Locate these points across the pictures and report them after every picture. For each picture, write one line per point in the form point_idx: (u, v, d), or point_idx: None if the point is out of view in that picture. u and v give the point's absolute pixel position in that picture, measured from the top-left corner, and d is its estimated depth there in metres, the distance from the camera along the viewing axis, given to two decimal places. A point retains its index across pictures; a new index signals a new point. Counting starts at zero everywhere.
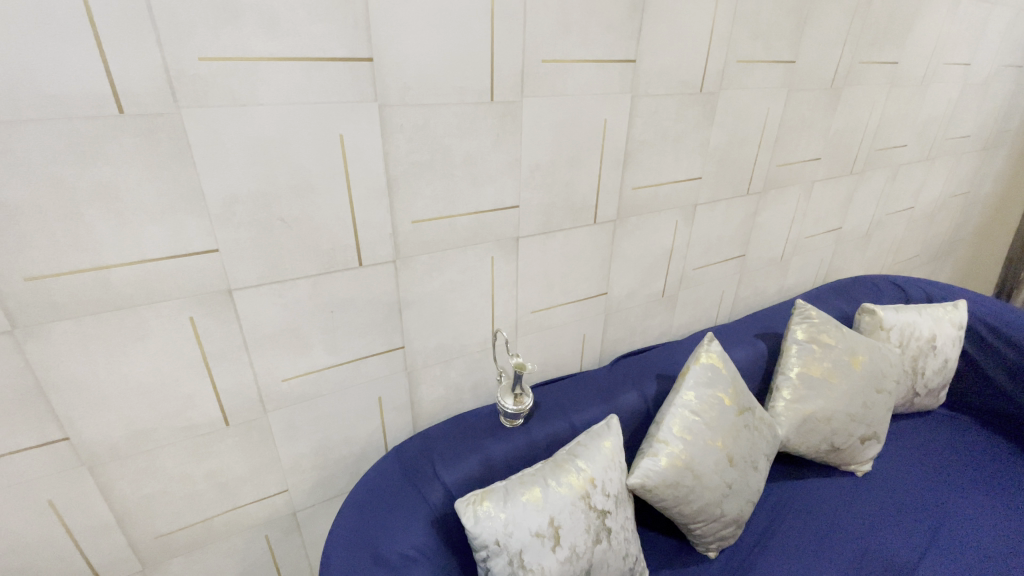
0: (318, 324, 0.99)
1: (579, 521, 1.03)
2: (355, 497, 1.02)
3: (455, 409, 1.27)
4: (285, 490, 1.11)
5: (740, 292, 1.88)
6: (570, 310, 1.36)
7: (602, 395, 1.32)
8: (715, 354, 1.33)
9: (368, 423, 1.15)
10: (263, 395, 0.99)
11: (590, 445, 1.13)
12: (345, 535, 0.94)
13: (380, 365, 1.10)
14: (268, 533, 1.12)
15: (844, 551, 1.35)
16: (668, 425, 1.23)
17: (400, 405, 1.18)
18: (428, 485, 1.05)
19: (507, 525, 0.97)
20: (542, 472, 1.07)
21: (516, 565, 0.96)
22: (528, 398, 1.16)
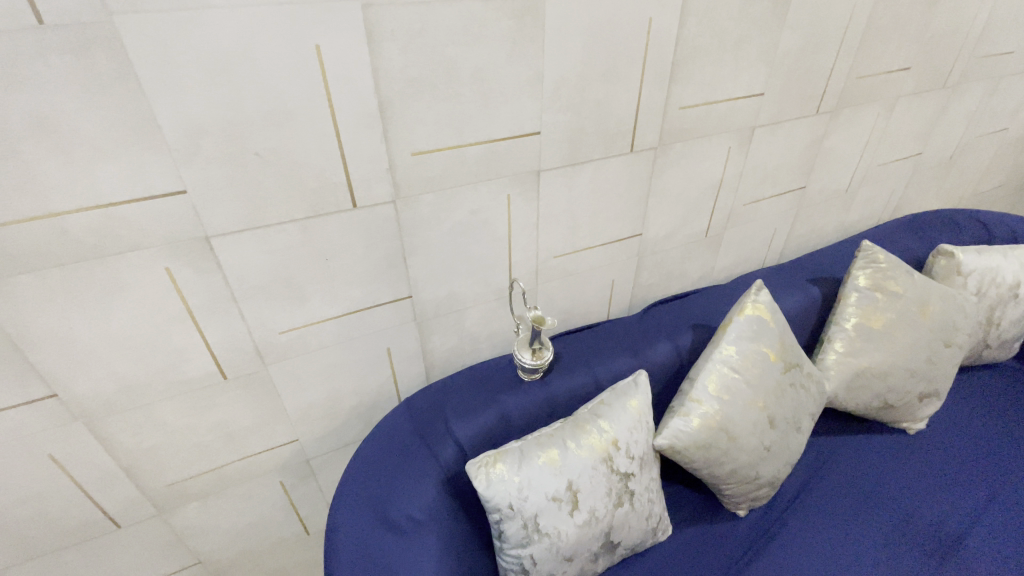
0: (312, 273, 0.89)
1: (600, 485, 0.95)
2: (363, 453, 0.97)
3: (471, 359, 1.19)
4: (295, 440, 1.07)
5: (795, 229, 1.66)
6: (598, 253, 1.21)
7: (631, 347, 1.20)
8: (762, 305, 1.18)
9: (377, 374, 1.08)
10: (260, 348, 0.91)
11: (615, 403, 1.04)
12: (352, 495, 0.90)
13: (387, 315, 1.01)
14: (283, 478, 1.12)
15: (885, 515, 1.26)
16: (703, 382, 1.11)
17: (412, 356, 1.10)
18: (439, 442, 0.99)
19: (522, 488, 0.90)
20: (561, 431, 0.98)
21: (531, 529, 0.90)
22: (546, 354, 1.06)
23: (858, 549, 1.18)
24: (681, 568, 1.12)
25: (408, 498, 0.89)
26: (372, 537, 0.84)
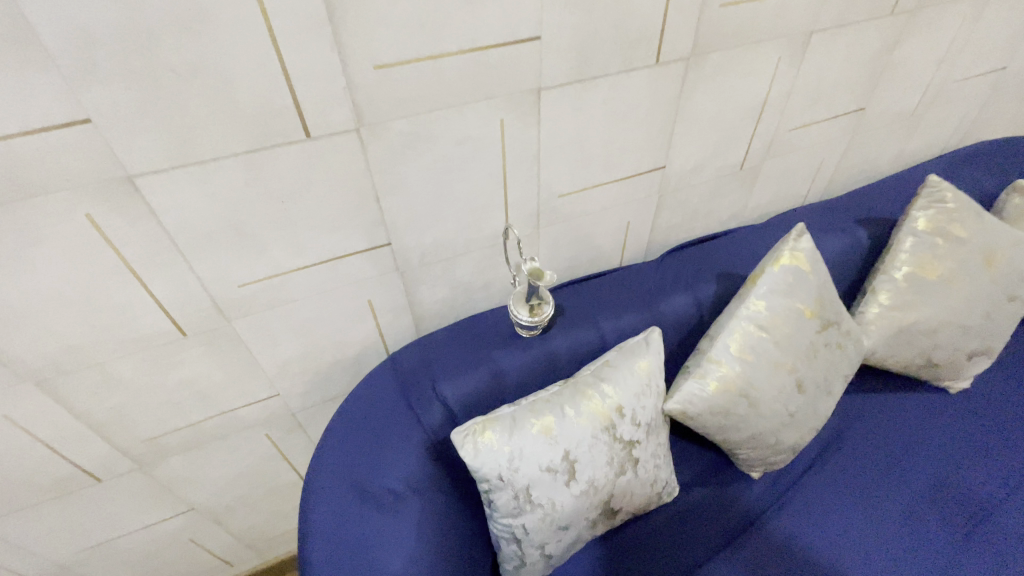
0: (268, 219, 0.76)
1: (600, 455, 0.86)
2: (341, 416, 0.89)
3: (465, 310, 1.07)
4: (276, 395, 1.00)
5: (845, 159, 1.44)
6: (612, 191, 1.04)
7: (644, 299, 1.06)
8: (802, 254, 1.01)
9: (359, 328, 0.98)
10: (218, 302, 0.81)
11: (620, 365, 0.92)
12: (328, 463, 0.83)
13: (364, 265, 0.88)
14: (269, 432, 1.07)
15: (912, 483, 1.16)
16: (724, 341, 0.98)
17: (397, 308, 0.99)
18: (423, 405, 0.90)
19: (512, 459, 0.82)
20: (558, 396, 0.88)
21: (523, 500, 0.83)
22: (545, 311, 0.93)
23: (879, 519, 1.10)
24: (684, 532, 1.07)
25: (389, 467, 0.82)
26: (349, 510, 0.77)
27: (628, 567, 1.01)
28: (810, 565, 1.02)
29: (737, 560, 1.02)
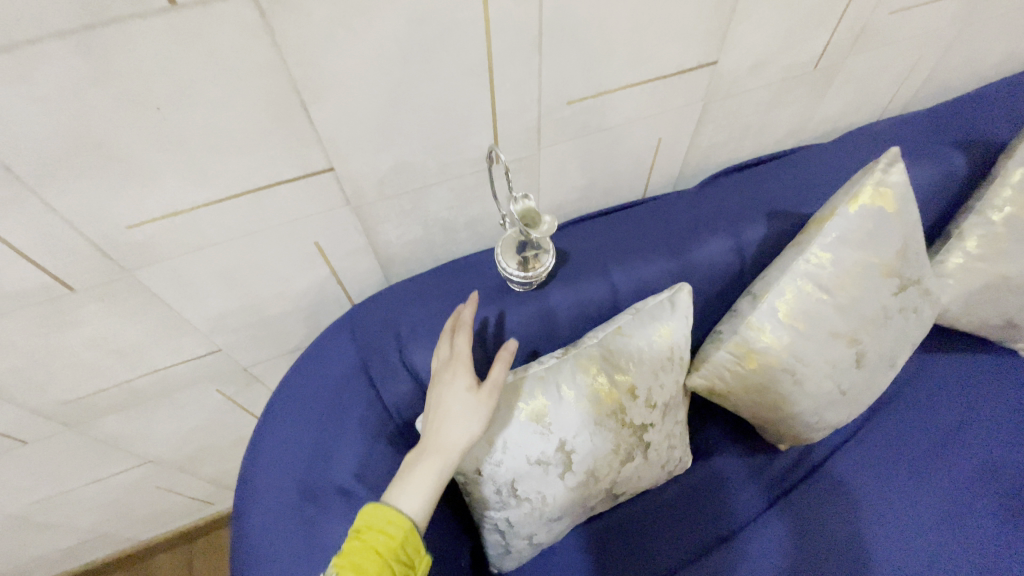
0: (145, 133, 0.53)
1: (603, 442, 0.70)
2: (284, 391, 0.72)
3: (446, 252, 0.86)
4: (218, 351, 0.84)
5: (944, 59, 1.11)
6: (639, 98, 0.77)
7: (672, 244, 0.83)
8: (887, 193, 0.77)
9: (310, 276, 0.78)
10: (103, 247, 0.61)
11: (637, 332, 0.72)
12: (266, 451, 0.67)
13: (301, 198, 0.67)
14: (220, 388, 0.92)
15: (968, 457, 0.99)
16: (772, 303, 0.77)
17: (356, 252, 0.78)
18: (387, 377, 0.73)
19: (494, 451, 0.65)
20: (556, 371, 0.69)
21: (506, 495, 0.68)
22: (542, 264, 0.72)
23: (925, 499, 0.94)
24: (695, 510, 0.94)
25: (340, 458, 0.65)
26: (289, 515, 0.61)
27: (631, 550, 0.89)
28: (840, 550, 0.88)
29: (753, 544, 0.89)
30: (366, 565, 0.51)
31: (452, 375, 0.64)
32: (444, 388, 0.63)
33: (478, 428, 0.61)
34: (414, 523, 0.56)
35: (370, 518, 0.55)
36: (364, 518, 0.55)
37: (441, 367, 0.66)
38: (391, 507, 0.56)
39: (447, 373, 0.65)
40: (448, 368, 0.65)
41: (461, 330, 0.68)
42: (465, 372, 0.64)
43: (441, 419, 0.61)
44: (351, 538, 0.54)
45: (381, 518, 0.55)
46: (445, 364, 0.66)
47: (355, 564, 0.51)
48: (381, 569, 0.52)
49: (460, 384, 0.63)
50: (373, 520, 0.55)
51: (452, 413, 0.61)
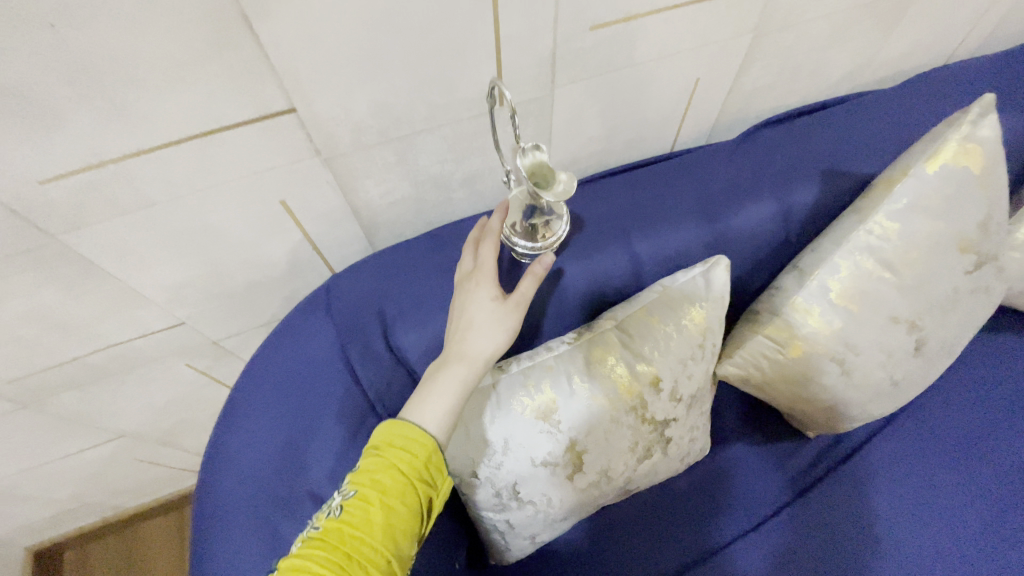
0: (39, 56, 0.41)
1: (620, 441, 0.60)
2: (245, 378, 0.61)
3: (439, 213, 0.74)
4: (182, 323, 0.74)
5: None
6: (677, 26, 0.62)
7: (706, 209, 0.70)
8: (971, 151, 0.64)
9: (279, 241, 0.67)
10: (15, 207, 0.50)
11: (665, 314, 0.61)
12: (227, 452, 0.57)
13: (259, 146, 0.54)
14: (190, 361, 0.83)
15: (1016, 454, 0.89)
16: (823, 282, 0.65)
17: (333, 215, 0.66)
18: (367, 363, 0.62)
19: (494, 453, 0.56)
20: (568, 360, 0.58)
21: (507, 499, 0.60)
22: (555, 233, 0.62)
23: (962, 499, 0.86)
24: (712, 500, 0.86)
25: (317, 458, 0.57)
26: (258, 528, 0.52)
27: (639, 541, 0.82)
28: (866, 553, 0.81)
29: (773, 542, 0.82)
30: (387, 484, 0.48)
31: (474, 285, 0.57)
32: (466, 300, 0.56)
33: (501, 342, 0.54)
34: (436, 443, 0.51)
35: (388, 434, 0.50)
36: (382, 435, 0.51)
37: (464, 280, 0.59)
38: (412, 425, 0.50)
39: (470, 285, 0.57)
40: (471, 279, 0.58)
41: (487, 238, 0.59)
42: (490, 283, 0.57)
43: (462, 333, 0.55)
44: (368, 454, 0.50)
45: (401, 436, 0.50)
46: (469, 273, 0.59)
47: (376, 481, 0.48)
48: (403, 488, 0.48)
49: (484, 296, 0.56)
50: (393, 436, 0.50)
51: (473, 328, 0.54)
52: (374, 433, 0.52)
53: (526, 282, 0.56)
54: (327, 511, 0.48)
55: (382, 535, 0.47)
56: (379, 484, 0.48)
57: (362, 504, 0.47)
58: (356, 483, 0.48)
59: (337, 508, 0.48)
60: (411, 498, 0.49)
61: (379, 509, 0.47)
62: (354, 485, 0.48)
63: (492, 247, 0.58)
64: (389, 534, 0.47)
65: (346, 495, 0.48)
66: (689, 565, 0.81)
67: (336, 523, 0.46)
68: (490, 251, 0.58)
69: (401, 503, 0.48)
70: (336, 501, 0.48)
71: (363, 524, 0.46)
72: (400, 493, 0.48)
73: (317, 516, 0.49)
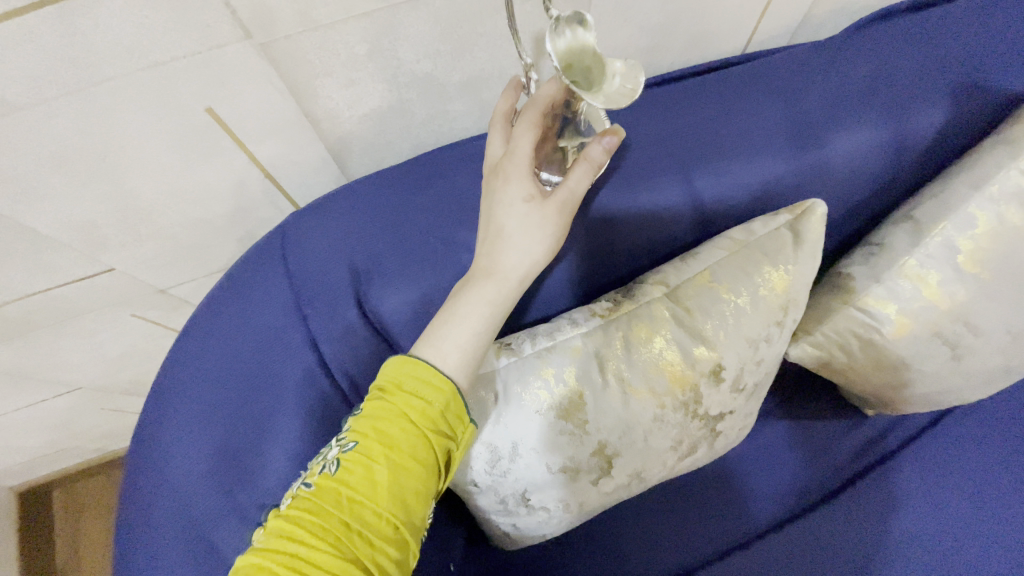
0: None
1: (662, 441, 0.46)
2: (178, 362, 0.47)
3: (432, 133, 0.57)
4: (113, 269, 0.59)
5: None
6: None
7: (796, 136, 0.52)
8: None
9: (218, 167, 0.50)
10: None
11: (735, 280, 0.44)
12: (155, 459, 0.44)
13: (159, 17, 0.37)
14: (138, 311, 0.70)
15: None
16: (949, 239, 0.49)
17: (285, 130, 0.49)
18: (334, 339, 0.47)
19: (498, 458, 0.42)
20: (603, 340, 0.43)
21: (516, 506, 0.47)
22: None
23: None
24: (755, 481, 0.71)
25: (269, 468, 0.43)
26: (199, 558, 0.41)
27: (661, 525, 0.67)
28: (925, 556, 0.67)
29: (828, 533, 0.68)
30: (394, 438, 0.36)
31: (504, 181, 0.41)
32: (495, 201, 0.42)
33: (542, 255, 0.42)
34: (456, 386, 0.39)
35: (395, 373, 0.38)
36: (387, 374, 0.38)
37: (494, 168, 0.43)
38: (424, 363, 0.38)
39: (499, 179, 0.42)
40: (500, 169, 0.42)
41: (527, 113, 0.40)
42: (527, 174, 0.41)
43: (492, 243, 0.42)
44: (371, 396, 0.38)
45: (412, 376, 0.37)
46: (498, 163, 0.43)
47: (381, 433, 0.36)
48: (414, 442, 0.36)
49: (518, 196, 0.41)
50: (401, 377, 0.38)
51: (506, 239, 0.41)
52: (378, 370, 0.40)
53: (578, 172, 0.41)
54: (320, 465, 0.37)
55: (390, 498, 0.35)
56: (384, 437, 0.36)
57: (363, 460, 0.36)
58: (355, 432, 0.37)
59: (332, 463, 0.36)
60: (427, 455, 0.37)
61: (385, 468, 0.35)
62: (353, 434, 0.37)
63: (528, 126, 0.40)
64: (398, 499, 0.36)
65: (343, 447, 0.37)
66: (717, 558, 0.66)
67: (331, 482, 0.35)
68: (525, 129, 0.40)
69: (412, 459, 0.36)
70: (330, 454, 0.37)
71: (365, 486, 0.35)
72: (412, 448, 0.36)
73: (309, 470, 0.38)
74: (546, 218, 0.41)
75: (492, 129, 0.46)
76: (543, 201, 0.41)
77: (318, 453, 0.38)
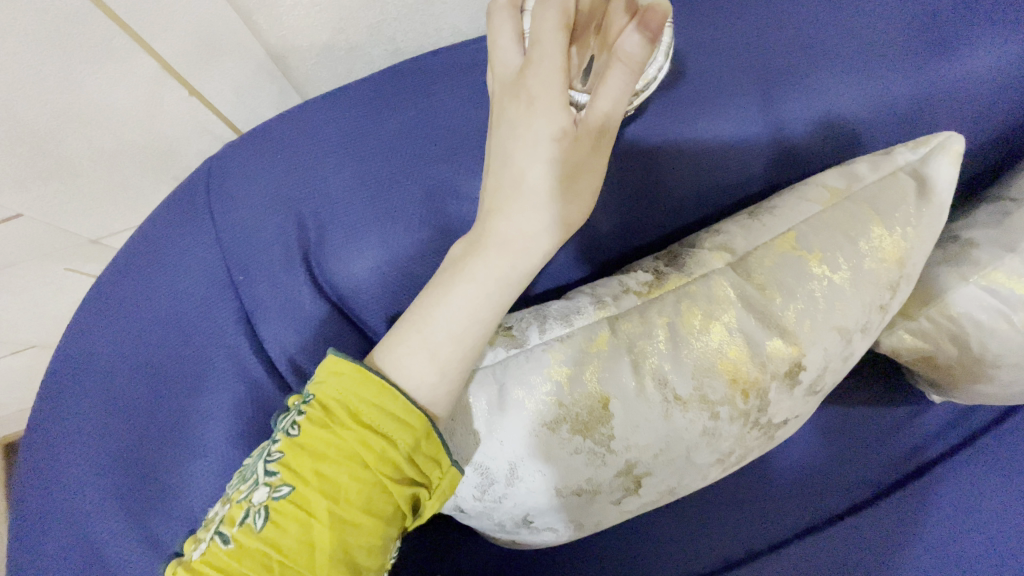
0: None
1: (709, 455, 0.35)
2: (74, 341, 0.36)
3: (414, 33, 0.42)
4: (20, 215, 0.47)
5: None
6: None
7: (923, 47, 0.37)
8: None
9: (122, 81, 0.37)
10: None
11: (832, 246, 0.32)
12: (46, 470, 0.35)
13: None
14: (72, 262, 0.58)
15: None
16: None
17: (204, 25, 0.35)
18: (275, 314, 0.36)
19: (490, 483, 0.33)
20: (641, 330, 0.31)
21: (516, 528, 0.37)
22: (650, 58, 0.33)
23: None
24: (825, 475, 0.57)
25: (189, 486, 0.34)
26: None
27: (703, 522, 0.54)
28: None
29: (906, 546, 0.55)
30: (341, 487, 0.28)
31: (527, 107, 0.28)
32: (512, 138, 0.29)
33: (571, 212, 0.29)
34: (430, 419, 0.30)
35: (348, 396, 0.29)
36: (337, 394, 0.29)
37: (505, 89, 0.30)
38: (386, 387, 0.29)
39: (518, 106, 0.28)
40: (520, 89, 0.28)
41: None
42: (558, 98, 0.27)
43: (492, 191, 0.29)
44: (313, 422, 0.29)
45: (371, 404, 0.29)
46: (513, 80, 0.29)
47: (324, 482, 0.28)
48: (366, 494, 0.29)
49: (545, 132, 0.27)
50: (355, 402, 0.29)
51: (522, 195, 0.29)
52: (318, 376, 0.30)
53: (611, 82, 0.26)
54: (238, 509, 0.28)
55: (333, 563, 0.28)
56: (328, 484, 0.28)
57: (298, 516, 0.28)
58: (288, 473, 0.28)
59: (256, 511, 0.28)
60: (385, 506, 0.29)
61: (327, 527, 0.28)
62: (286, 475, 0.28)
63: (557, 12, 0.27)
64: (344, 564, 0.29)
65: (271, 492, 0.28)
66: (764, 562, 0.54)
67: (255, 541, 0.27)
68: (556, 17, 0.26)
69: (363, 515, 0.29)
70: (253, 498, 0.28)
71: (299, 549, 0.28)
72: (365, 502, 0.29)
73: (222, 506, 0.29)
74: (583, 159, 0.29)
75: (497, 19, 0.30)
76: (580, 136, 0.27)
77: (237, 481, 0.30)
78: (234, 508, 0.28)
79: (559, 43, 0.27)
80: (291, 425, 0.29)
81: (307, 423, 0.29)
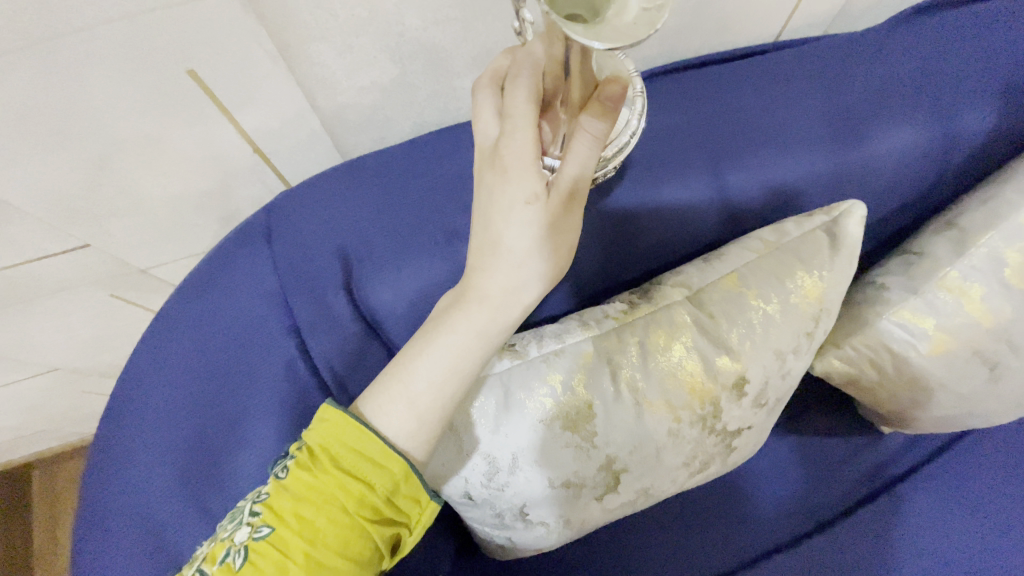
0: None
1: (676, 457, 0.42)
2: (150, 346, 0.43)
3: (437, 110, 0.52)
4: (87, 246, 0.55)
5: None
6: None
7: (835, 133, 0.47)
8: None
9: (202, 140, 0.46)
10: None
11: (766, 284, 0.41)
12: (117, 459, 0.41)
13: None
14: (115, 289, 0.65)
15: None
16: (994, 251, 0.45)
17: (276, 103, 0.45)
18: (317, 331, 0.44)
19: (497, 471, 0.39)
20: (617, 347, 0.40)
21: (512, 521, 0.43)
22: (626, 125, 0.40)
23: None
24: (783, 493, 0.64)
25: (242, 471, 0.40)
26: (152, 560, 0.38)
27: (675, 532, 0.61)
28: None
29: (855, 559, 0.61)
30: (317, 529, 0.34)
31: (504, 175, 0.35)
32: (493, 202, 0.36)
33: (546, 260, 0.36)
34: (409, 464, 0.37)
35: (331, 445, 0.36)
36: (323, 444, 0.36)
37: (488, 158, 0.37)
38: (366, 437, 0.35)
39: (496, 175, 0.35)
40: (498, 161, 0.35)
41: (522, 77, 0.34)
42: (530, 170, 0.34)
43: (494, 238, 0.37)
44: (299, 468, 0.35)
45: (351, 454, 0.36)
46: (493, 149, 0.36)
47: (299, 524, 0.34)
48: (339, 534, 0.35)
49: (518, 197, 0.34)
50: (337, 450, 0.36)
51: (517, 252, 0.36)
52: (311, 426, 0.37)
53: (575, 151, 0.33)
54: (221, 548, 0.34)
55: None
56: (306, 526, 0.34)
57: (272, 555, 0.34)
58: (269, 516, 0.34)
59: (238, 550, 0.34)
60: (354, 546, 0.35)
61: (300, 565, 0.34)
62: (267, 517, 0.34)
63: (526, 90, 0.34)
64: None
65: (253, 532, 0.34)
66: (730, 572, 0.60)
67: None
68: (523, 96, 0.34)
69: (333, 555, 0.34)
70: (234, 538, 0.34)
71: None
72: (337, 543, 0.35)
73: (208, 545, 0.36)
74: (557, 217, 0.35)
75: (480, 96, 0.38)
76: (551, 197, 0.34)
77: (225, 522, 0.36)
78: (217, 546, 0.35)
79: (527, 119, 0.34)
80: (281, 469, 0.36)
81: (295, 469, 0.35)
